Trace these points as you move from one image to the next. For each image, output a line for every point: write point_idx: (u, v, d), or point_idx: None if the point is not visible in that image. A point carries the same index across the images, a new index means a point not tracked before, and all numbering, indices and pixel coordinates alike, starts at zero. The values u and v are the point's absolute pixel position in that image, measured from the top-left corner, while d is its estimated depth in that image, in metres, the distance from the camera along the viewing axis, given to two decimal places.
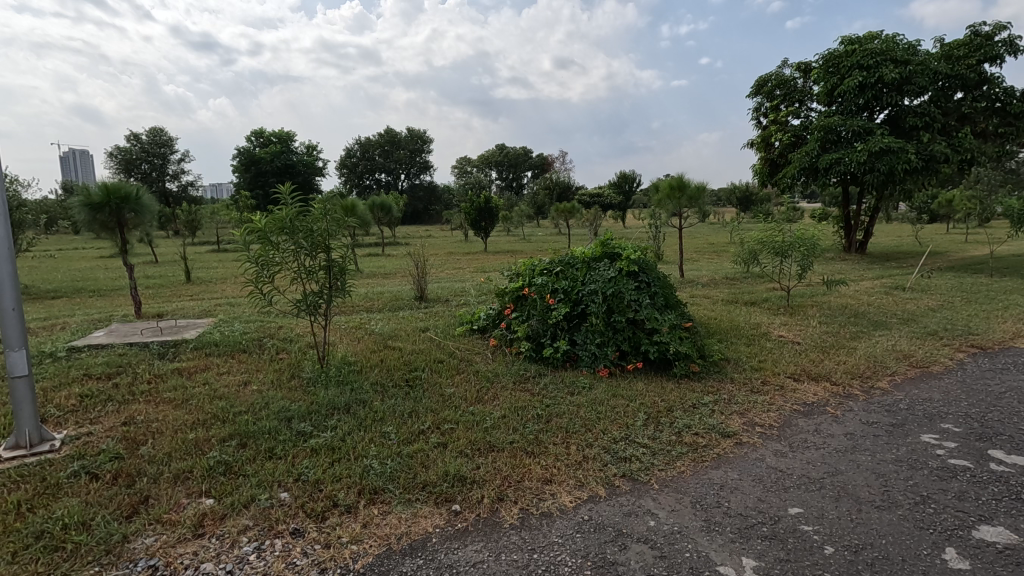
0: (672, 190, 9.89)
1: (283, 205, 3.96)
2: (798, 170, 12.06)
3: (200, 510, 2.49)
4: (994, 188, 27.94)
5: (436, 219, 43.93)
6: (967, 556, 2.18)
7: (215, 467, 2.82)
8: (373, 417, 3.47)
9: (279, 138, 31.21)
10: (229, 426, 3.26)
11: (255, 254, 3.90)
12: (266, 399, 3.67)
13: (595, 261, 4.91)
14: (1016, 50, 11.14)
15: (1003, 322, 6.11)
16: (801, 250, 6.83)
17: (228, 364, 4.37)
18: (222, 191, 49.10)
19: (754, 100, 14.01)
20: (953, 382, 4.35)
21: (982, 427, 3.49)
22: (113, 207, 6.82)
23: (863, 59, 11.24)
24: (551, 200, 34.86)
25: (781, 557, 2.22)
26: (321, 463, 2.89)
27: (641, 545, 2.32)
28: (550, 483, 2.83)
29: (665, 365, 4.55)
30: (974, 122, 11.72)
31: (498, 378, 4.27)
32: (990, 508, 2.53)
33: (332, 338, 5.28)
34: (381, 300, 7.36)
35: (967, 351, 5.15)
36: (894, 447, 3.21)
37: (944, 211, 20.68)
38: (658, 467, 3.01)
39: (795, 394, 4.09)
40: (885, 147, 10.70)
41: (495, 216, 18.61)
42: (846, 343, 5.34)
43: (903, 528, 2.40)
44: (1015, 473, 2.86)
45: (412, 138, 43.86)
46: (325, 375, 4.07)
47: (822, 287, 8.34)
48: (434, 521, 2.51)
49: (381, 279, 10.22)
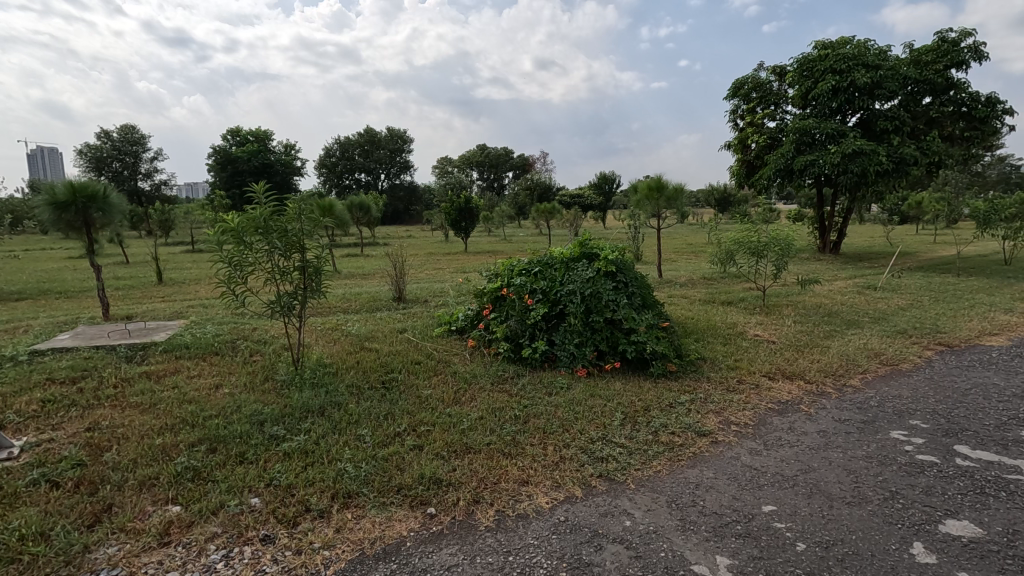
0: (651, 191, 9.96)
1: (256, 205, 3.87)
2: (775, 171, 12.24)
3: (166, 517, 2.42)
4: (961, 189, 28.84)
5: (417, 219, 43.91)
6: (933, 550, 2.23)
7: (183, 473, 2.75)
8: (348, 420, 3.42)
9: (257, 138, 31.06)
10: (199, 431, 3.17)
11: (227, 254, 3.81)
12: (238, 402, 3.59)
13: (573, 261, 4.92)
14: (980, 56, 11.49)
15: (969, 320, 6.28)
16: (776, 249, 6.93)
17: (199, 367, 4.26)
18: (196, 190, 48.04)
19: (731, 102, 14.19)
20: (921, 379, 4.46)
21: (948, 422, 3.58)
22: (79, 207, 6.62)
23: (837, 63, 11.44)
24: (532, 201, 34.90)
25: (754, 554, 2.24)
26: (294, 468, 2.84)
27: (617, 545, 2.31)
28: (527, 484, 2.82)
29: (642, 365, 4.57)
30: (941, 126, 12.06)
31: (477, 379, 4.24)
32: (955, 503, 2.59)
33: (307, 340, 5.20)
34: (358, 301, 7.27)
35: (934, 349, 5.28)
36: (864, 444, 3.27)
37: (913, 212, 21.23)
38: (635, 467, 3.02)
39: (770, 393, 4.14)
40: (858, 149, 10.94)
41: (475, 217, 18.52)
42: (820, 342, 5.42)
43: (873, 523, 2.44)
44: (980, 468, 2.93)
45: (392, 138, 43.48)
46: (300, 376, 4.01)
47: (796, 287, 8.46)
48: (409, 524, 2.48)
49: (359, 279, 10.13)
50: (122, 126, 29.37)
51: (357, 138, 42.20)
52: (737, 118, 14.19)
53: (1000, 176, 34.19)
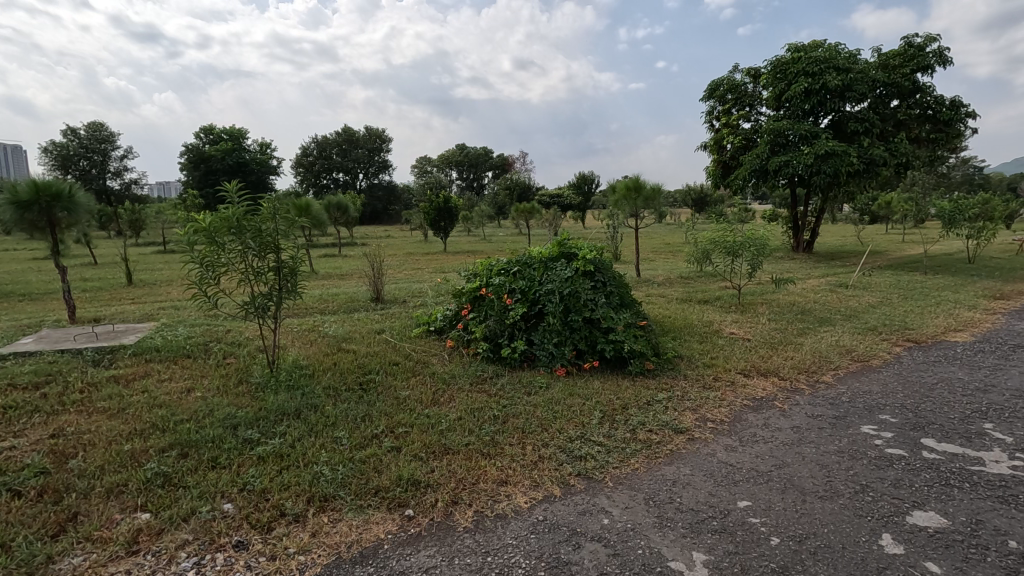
0: (629, 191, 10.05)
1: (228, 204, 3.77)
2: (750, 171, 12.44)
3: (134, 525, 2.36)
4: (927, 190, 29.73)
5: (396, 219, 43.56)
6: (901, 541, 2.29)
7: (153, 479, 2.68)
8: (325, 422, 3.37)
9: (231, 135, 30.21)
10: (170, 435, 3.09)
11: (199, 254, 3.72)
12: (210, 405, 3.52)
13: (552, 261, 4.94)
14: (945, 61, 11.85)
15: (935, 317, 6.48)
16: (751, 249, 7.02)
17: (170, 371, 4.15)
18: (169, 189, 47.01)
19: (707, 103, 14.37)
20: (890, 374, 4.58)
21: (916, 416, 3.68)
22: (43, 206, 6.40)
23: (809, 66, 11.66)
24: (511, 200, 34.91)
25: (730, 550, 2.27)
26: (268, 472, 2.79)
27: (596, 544, 2.32)
28: (505, 484, 2.81)
29: (620, 364, 4.60)
30: (909, 128, 12.40)
31: (455, 379, 4.23)
32: (922, 494, 2.66)
33: (282, 341, 5.11)
34: (334, 302, 7.17)
35: (903, 345, 5.43)
36: (836, 439, 3.34)
37: (882, 212, 21.77)
38: (613, 465, 3.04)
39: (745, 390, 4.20)
40: (830, 150, 11.17)
41: (454, 216, 18.45)
42: (793, 339, 5.53)
43: (844, 516, 2.49)
44: (945, 460, 3.02)
45: (370, 137, 43.15)
46: (275, 379, 3.93)
47: (771, 286, 8.61)
48: (387, 527, 2.45)
49: (336, 280, 9.99)
50: (91, 123, 28.60)
51: (334, 137, 41.68)
52: (713, 119, 14.39)
53: (964, 177, 35.38)
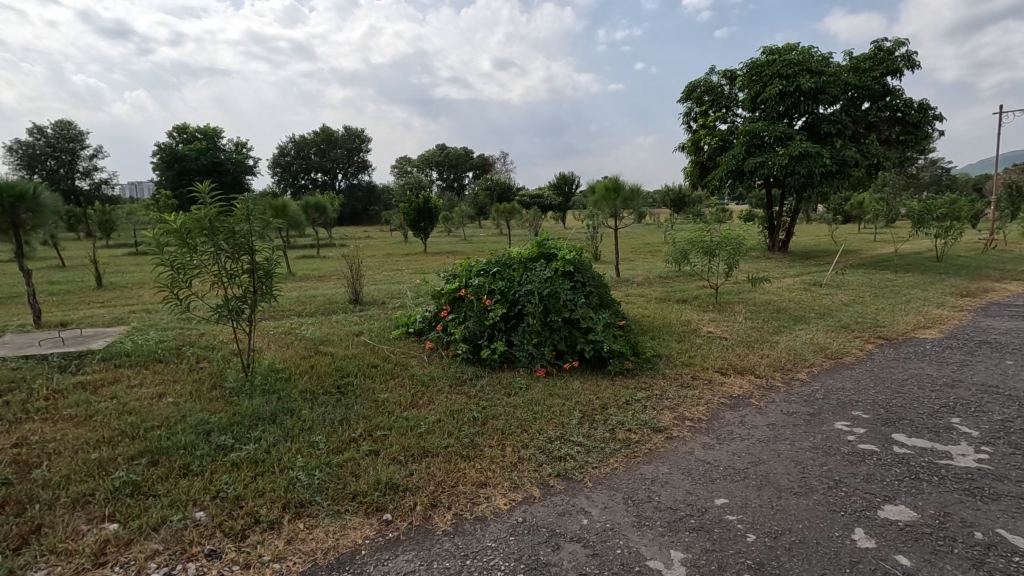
0: (608, 192, 10.11)
1: (200, 204, 3.69)
2: (727, 172, 12.61)
3: (102, 536, 2.29)
4: (898, 191, 30.53)
5: (376, 219, 43.19)
6: (873, 536, 2.33)
7: (122, 488, 2.61)
8: (301, 427, 3.31)
9: (205, 134, 29.67)
10: (140, 443, 3.02)
11: (169, 257, 3.62)
12: (182, 411, 3.44)
13: (531, 261, 4.93)
14: (913, 65, 12.17)
15: (905, 314, 6.65)
16: (727, 249, 7.12)
17: (141, 376, 4.05)
18: (142, 190, 45.97)
19: (684, 105, 14.53)
20: (863, 371, 4.69)
21: (887, 412, 3.76)
22: (5, 207, 6.18)
23: (783, 68, 11.88)
24: (492, 201, 34.86)
25: (707, 547, 2.28)
26: (242, 478, 2.73)
27: (574, 544, 2.32)
28: (485, 486, 2.80)
29: (600, 364, 4.62)
30: (879, 130, 12.71)
31: (435, 382, 4.19)
32: (893, 489, 2.72)
33: (258, 345, 5.03)
34: (312, 304, 7.07)
35: (875, 342, 5.55)
36: (810, 435, 3.40)
37: (854, 212, 22.29)
38: (593, 465, 3.04)
39: (723, 388, 4.26)
40: (804, 151, 11.38)
41: (434, 217, 18.36)
42: (770, 337, 5.62)
43: (819, 512, 2.53)
44: (915, 455, 3.09)
45: (349, 137, 42.75)
46: (250, 383, 3.86)
47: (747, 285, 8.75)
48: (364, 532, 2.42)
49: (313, 281, 9.86)
50: (58, 122, 27.85)
51: (313, 137, 41.24)
52: (690, 121, 14.55)
53: (932, 178, 36.48)
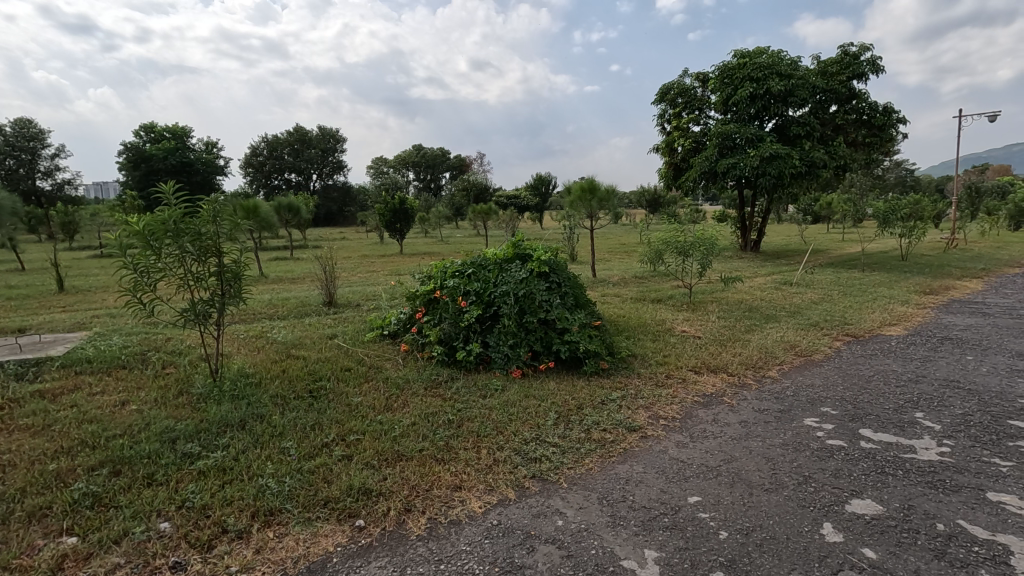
0: (584, 193, 10.17)
1: (164, 205, 3.58)
2: (700, 173, 12.79)
3: (59, 550, 2.20)
4: (864, 191, 31.42)
5: (352, 220, 42.69)
6: (841, 530, 2.38)
7: (81, 500, 2.51)
8: (272, 433, 3.24)
9: (174, 134, 28.92)
10: (101, 453, 2.91)
11: (131, 260, 3.51)
12: (146, 419, 3.33)
13: (507, 262, 4.92)
14: (878, 69, 12.52)
15: (872, 312, 6.83)
16: (700, 249, 7.22)
17: (103, 384, 3.91)
18: (108, 190, 44.82)
19: (658, 107, 14.71)
20: (831, 367, 4.80)
21: (855, 408, 3.85)
22: None
23: (754, 71, 12.12)
24: (468, 201, 34.75)
25: (680, 545, 2.30)
26: (209, 487, 2.66)
27: (549, 546, 2.32)
28: (460, 489, 2.78)
29: (575, 364, 4.65)
30: (846, 132, 13.04)
31: (409, 384, 4.14)
32: (860, 483, 2.78)
33: (227, 349, 4.92)
34: (284, 307, 6.93)
35: (843, 339, 5.69)
36: (781, 432, 3.46)
37: (823, 212, 22.86)
38: (568, 465, 3.04)
39: (695, 386, 4.31)
40: (774, 153, 11.60)
41: (410, 218, 18.23)
42: (742, 335, 5.71)
43: (789, 508, 2.57)
44: (881, 449, 3.17)
45: (323, 137, 42.20)
46: (219, 389, 3.76)
47: (720, 284, 8.89)
48: (336, 539, 2.38)
49: (286, 284, 9.69)
50: (17, 120, 26.82)
51: (286, 137, 40.66)
52: (664, 122, 14.73)
53: (897, 178, 37.53)
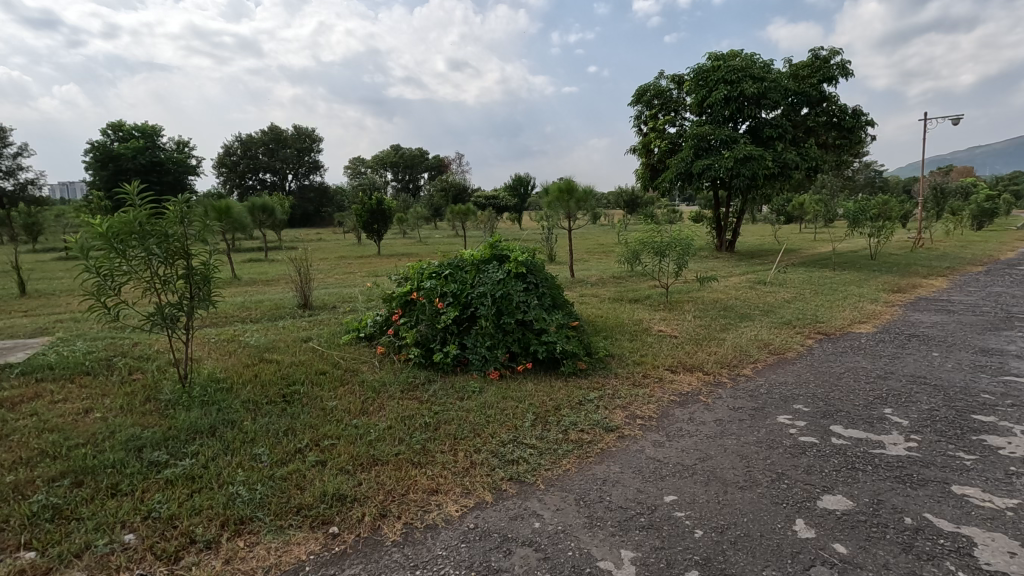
0: (562, 194, 10.20)
1: (129, 206, 3.48)
2: (676, 174, 12.93)
3: (16, 566, 2.12)
4: (835, 192, 32.16)
5: (329, 221, 42.15)
6: (813, 526, 2.41)
7: (40, 513, 2.42)
8: (243, 439, 3.17)
9: (143, 133, 28.23)
10: (62, 463, 2.81)
11: (94, 263, 3.38)
12: (111, 427, 3.22)
13: (484, 262, 4.89)
14: (847, 73, 12.84)
15: (842, 310, 6.98)
16: (677, 249, 7.29)
17: (66, 391, 3.78)
18: (75, 191, 43.53)
19: (635, 108, 14.84)
20: (804, 365, 4.89)
21: (826, 405, 3.92)
22: None
23: (728, 74, 12.30)
24: (447, 202, 34.55)
25: (656, 545, 2.31)
26: (177, 496, 2.58)
27: (526, 549, 2.31)
28: (436, 493, 2.75)
29: (553, 365, 4.65)
30: (818, 134, 13.33)
31: (385, 388, 4.09)
32: (831, 479, 2.83)
33: (198, 354, 4.80)
34: (258, 309, 6.80)
35: (815, 337, 5.80)
36: (755, 430, 3.51)
37: (795, 212, 23.33)
38: (545, 466, 3.04)
39: (672, 386, 4.35)
40: (748, 154, 11.79)
41: (388, 219, 18.07)
42: (717, 334, 5.78)
43: (762, 505, 2.60)
44: (852, 445, 3.24)
45: (299, 137, 41.64)
46: (187, 395, 3.66)
47: (696, 284, 9.00)
48: (309, 547, 2.33)
49: (260, 286, 9.51)
50: None
51: (261, 137, 40.02)
52: (641, 123, 14.87)
53: (867, 180, 38.59)
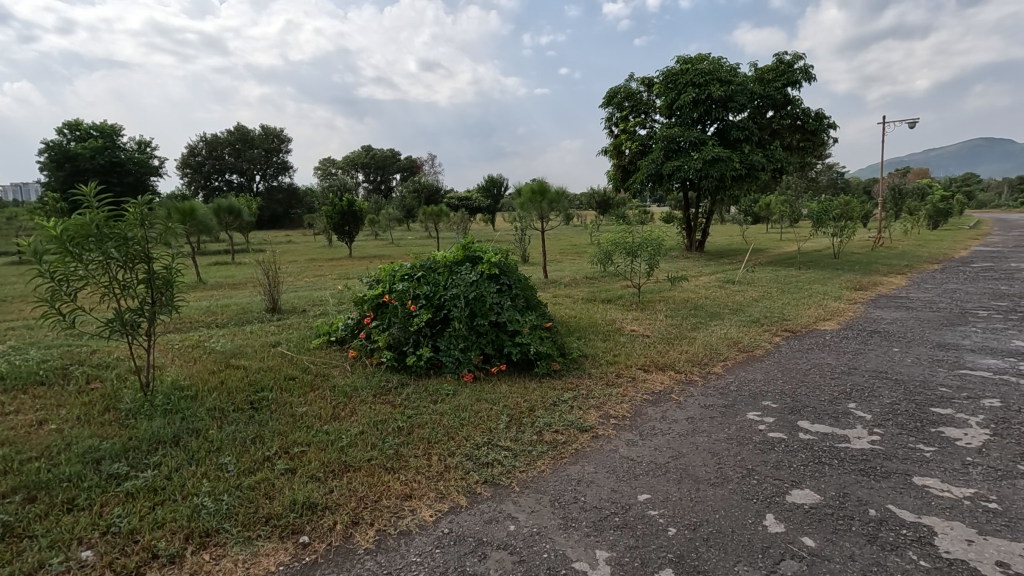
0: (535, 195, 10.22)
1: (85, 208, 3.34)
2: (647, 176, 13.10)
3: None
4: (800, 193, 33.07)
5: (299, 223, 41.40)
6: (782, 520, 2.46)
7: None
8: (208, 448, 3.07)
9: (102, 133, 27.27)
10: (13, 477, 2.68)
11: (48, 267, 3.24)
12: (67, 439, 3.09)
13: (456, 264, 4.86)
14: (810, 77, 13.22)
15: (808, 308, 7.16)
16: (648, 250, 7.37)
17: (18, 402, 3.60)
18: (29, 193, 41.79)
19: (606, 110, 14.98)
20: (772, 362, 5.00)
21: (793, 401, 4.02)
22: None
23: (696, 77, 12.52)
24: (420, 203, 34.30)
25: (630, 544, 2.32)
26: (138, 510, 2.48)
27: (501, 552, 2.29)
28: (410, 499, 2.71)
29: (527, 366, 4.64)
30: (783, 137, 13.68)
31: (357, 392, 4.03)
32: (799, 473, 2.89)
33: (161, 361, 4.64)
34: (224, 314, 6.62)
35: (782, 335, 5.94)
36: (725, 427, 3.56)
37: (762, 213, 23.88)
38: (520, 468, 3.03)
39: (645, 385, 4.39)
40: (716, 156, 12.02)
41: (359, 220, 17.84)
42: (688, 333, 5.87)
43: (733, 501, 2.64)
44: (819, 440, 3.32)
45: (266, 137, 40.85)
46: (149, 404, 3.54)
47: (667, 284, 9.13)
48: (278, 558, 2.27)
49: (226, 290, 9.27)
50: None
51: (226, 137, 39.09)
52: (612, 125, 15.02)
53: (830, 181, 39.74)
